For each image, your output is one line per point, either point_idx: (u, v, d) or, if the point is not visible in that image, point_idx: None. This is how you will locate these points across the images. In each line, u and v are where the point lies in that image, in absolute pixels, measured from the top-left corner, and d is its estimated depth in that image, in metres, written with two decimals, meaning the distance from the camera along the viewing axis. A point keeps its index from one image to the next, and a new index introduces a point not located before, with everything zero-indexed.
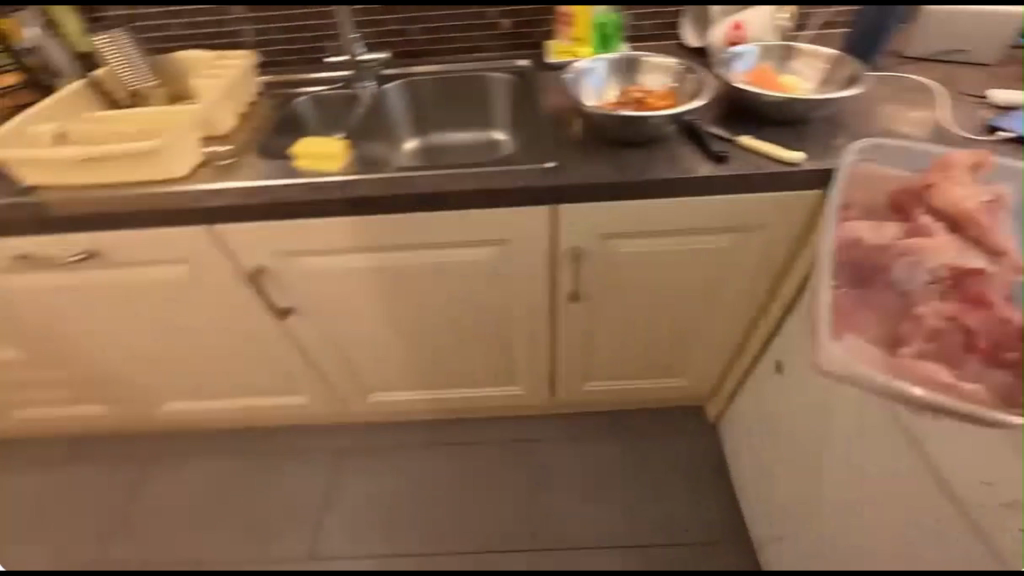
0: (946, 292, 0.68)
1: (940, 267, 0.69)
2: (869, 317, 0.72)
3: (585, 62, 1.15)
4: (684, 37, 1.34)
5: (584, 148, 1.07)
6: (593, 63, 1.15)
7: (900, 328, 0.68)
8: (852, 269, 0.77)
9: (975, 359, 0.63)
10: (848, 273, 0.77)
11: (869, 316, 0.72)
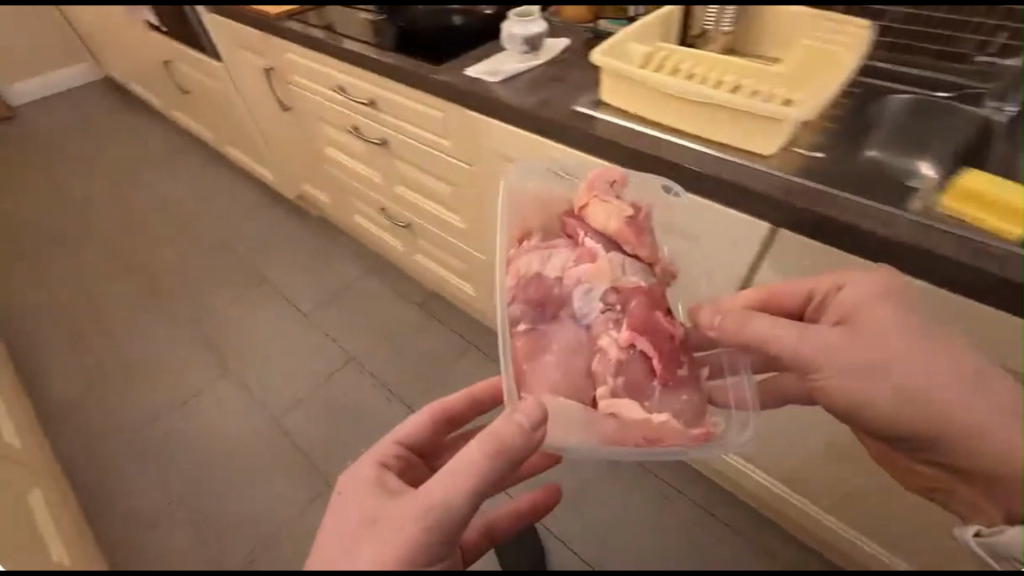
0: (637, 347, 0.58)
1: (613, 291, 0.60)
2: (567, 355, 0.58)
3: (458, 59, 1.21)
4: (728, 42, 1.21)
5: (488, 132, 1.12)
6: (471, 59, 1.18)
7: (591, 365, 0.57)
8: (529, 296, 0.59)
9: (660, 385, 0.58)
10: (537, 292, 0.59)
11: (551, 361, 0.57)
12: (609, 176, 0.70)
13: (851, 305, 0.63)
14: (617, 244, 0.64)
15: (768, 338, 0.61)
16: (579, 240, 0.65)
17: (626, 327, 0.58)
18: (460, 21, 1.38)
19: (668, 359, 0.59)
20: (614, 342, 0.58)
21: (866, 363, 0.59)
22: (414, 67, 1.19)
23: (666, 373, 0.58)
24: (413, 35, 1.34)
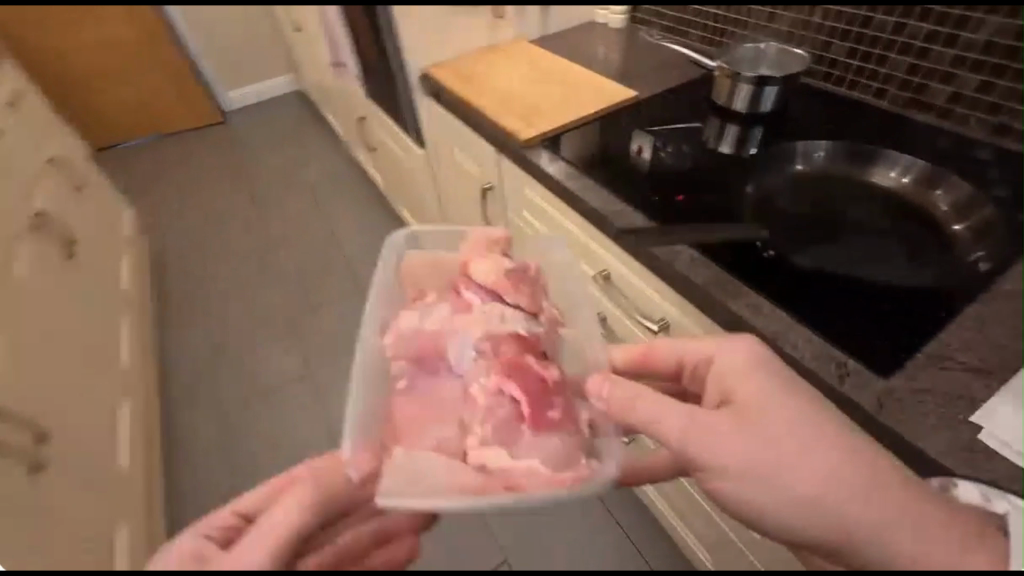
0: (500, 401, 0.49)
1: (486, 344, 0.51)
2: (440, 428, 0.50)
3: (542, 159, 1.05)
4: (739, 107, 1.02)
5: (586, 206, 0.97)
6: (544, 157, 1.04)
7: (463, 440, 0.49)
8: (411, 360, 0.52)
9: (529, 430, 0.48)
10: (413, 346, 0.52)
11: (427, 432, 0.49)
12: (525, 267, 0.58)
13: (728, 383, 0.60)
14: (499, 295, 0.55)
15: (653, 420, 0.56)
16: (461, 293, 0.56)
17: (491, 387, 0.49)
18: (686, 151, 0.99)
19: (538, 401, 0.49)
20: (480, 392, 0.49)
21: (741, 455, 0.53)
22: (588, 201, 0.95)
23: (535, 414, 0.49)
24: (704, 212, 0.87)
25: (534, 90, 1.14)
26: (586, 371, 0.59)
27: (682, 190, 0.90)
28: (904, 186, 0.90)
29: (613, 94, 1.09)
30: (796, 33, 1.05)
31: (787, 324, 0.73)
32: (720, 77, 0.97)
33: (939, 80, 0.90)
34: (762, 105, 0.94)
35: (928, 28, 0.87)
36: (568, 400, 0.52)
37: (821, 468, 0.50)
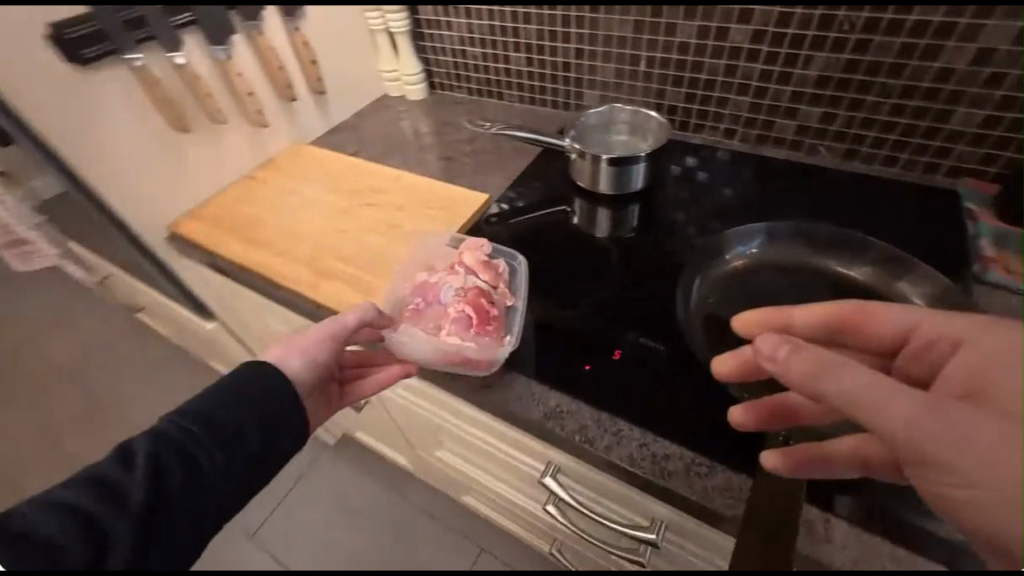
0: (464, 312, 0.63)
1: (464, 290, 0.65)
2: (425, 326, 0.65)
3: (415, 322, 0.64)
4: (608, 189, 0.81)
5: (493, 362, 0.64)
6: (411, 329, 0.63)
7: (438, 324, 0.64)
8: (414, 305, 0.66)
9: (475, 334, 0.61)
10: (423, 286, 0.68)
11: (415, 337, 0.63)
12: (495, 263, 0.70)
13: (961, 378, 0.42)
14: (476, 272, 0.67)
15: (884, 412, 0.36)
16: (457, 267, 0.68)
17: (462, 298, 0.64)
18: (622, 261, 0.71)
19: (484, 317, 0.62)
20: (455, 308, 0.63)
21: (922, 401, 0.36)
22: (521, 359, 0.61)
23: (477, 324, 0.62)
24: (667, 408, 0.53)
25: (344, 218, 0.82)
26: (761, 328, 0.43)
27: (613, 346, 0.59)
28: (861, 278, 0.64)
29: (463, 199, 0.82)
30: (631, 87, 0.93)
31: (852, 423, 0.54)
32: (577, 161, 0.80)
33: (785, 116, 0.82)
34: (633, 184, 0.80)
35: (761, 70, 0.79)
36: (507, 322, 0.64)
37: (1002, 450, 0.34)
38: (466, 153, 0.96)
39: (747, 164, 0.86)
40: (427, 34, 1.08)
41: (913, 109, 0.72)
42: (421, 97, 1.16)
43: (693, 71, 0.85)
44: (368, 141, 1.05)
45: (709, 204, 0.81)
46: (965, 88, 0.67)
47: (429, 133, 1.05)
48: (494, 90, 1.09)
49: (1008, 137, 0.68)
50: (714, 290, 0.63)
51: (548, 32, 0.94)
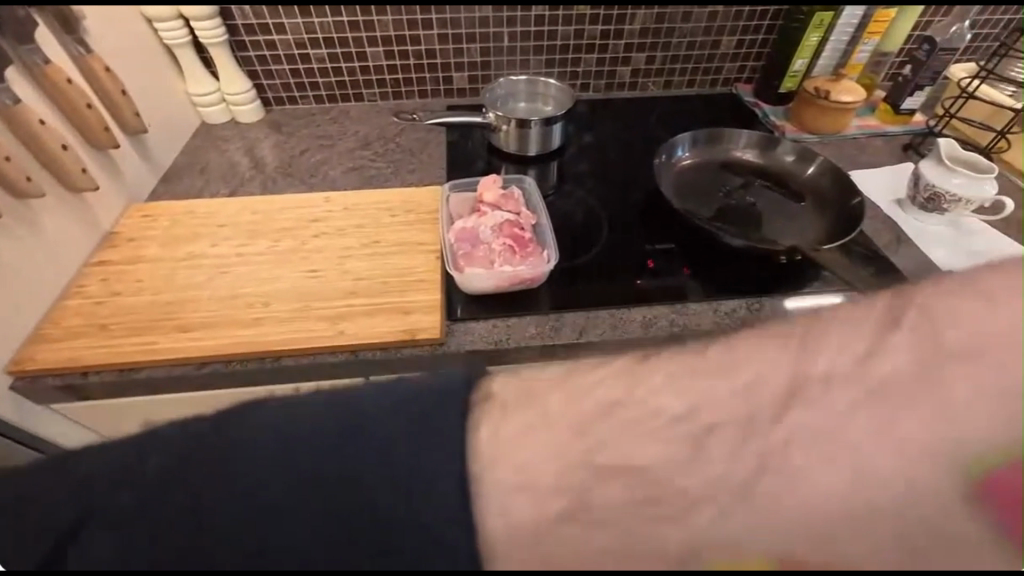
0: (507, 245, 0.64)
1: (499, 227, 0.66)
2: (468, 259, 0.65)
3: (453, 269, 0.64)
4: (533, 149, 0.89)
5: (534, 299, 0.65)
6: (463, 274, 0.62)
7: (481, 259, 0.64)
8: (459, 244, 0.66)
9: (523, 262, 0.63)
10: (459, 231, 0.67)
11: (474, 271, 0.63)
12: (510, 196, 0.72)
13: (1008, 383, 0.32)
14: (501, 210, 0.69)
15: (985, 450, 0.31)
16: (482, 208, 0.69)
17: (500, 235, 0.66)
18: (591, 203, 0.82)
19: (525, 247, 0.65)
20: (499, 244, 0.64)
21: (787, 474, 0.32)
22: (564, 291, 0.65)
23: (521, 251, 0.64)
24: (711, 282, 0.66)
25: (292, 259, 0.67)
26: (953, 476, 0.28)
27: (642, 256, 0.71)
28: (753, 158, 0.88)
29: (419, 194, 0.76)
30: (497, 63, 1.01)
31: (790, 233, 0.75)
32: (503, 130, 0.86)
33: (622, 64, 1.04)
34: (553, 142, 0.90)
35: (602, 30, 0.98)
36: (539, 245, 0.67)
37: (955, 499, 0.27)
38: (371, 157, 0.89)
39: (608, 109, 1.07)
40: (249, 42, 0.92)
41: (700, 43, 1.02)
42: (257, 119, 0.99)
43: (549, 39, 0.99)
44: (231, 176, 0.85)
45: (606, 145, 0.98)
46: (725, 23, 0.99)
47: (305, 151, 0.91)
48: (350, 92, 1.01)
49: (751, 52, 1.04)
50: (676, 188, 0.82)
51: (405, 21, 0.93)
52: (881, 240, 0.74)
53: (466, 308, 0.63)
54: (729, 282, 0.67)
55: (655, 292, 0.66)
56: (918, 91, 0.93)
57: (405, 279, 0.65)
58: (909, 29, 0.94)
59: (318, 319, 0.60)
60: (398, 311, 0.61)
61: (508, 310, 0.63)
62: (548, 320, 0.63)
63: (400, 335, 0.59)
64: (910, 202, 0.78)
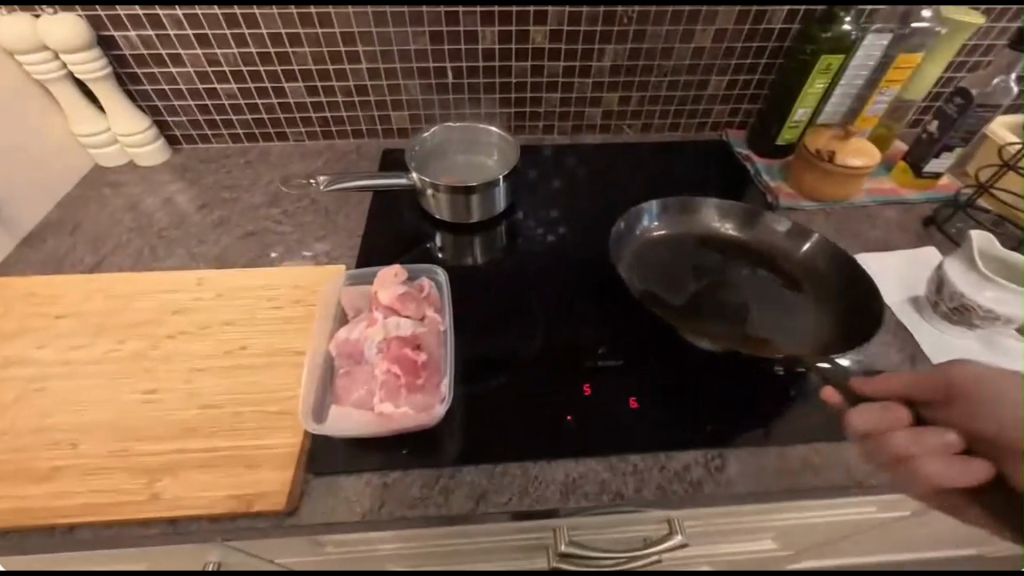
0: (392, 371, 0.49)
1: (386, 343, 0.51)
2: (345, 386, 0.50)
3: (323, 405, 0.50)
4: (471, 214, 0.74)
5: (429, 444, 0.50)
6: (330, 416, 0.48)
7: (359, 390, 0.50)
8: (339, 365, 0.52)
9: (410, 398, 0.48)
10: (340, 343, 0.53)
11: (345, 411, 0.48)
12: (418, 289, 0.58)
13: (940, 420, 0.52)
14: (398, 314, 0.54)
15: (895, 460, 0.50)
16: (373, 311, 0.54)
17: (386, 355, 0.51)
18: (531, 290, 0.68)
19: (417, 373, 0.50)
20: (381, 369, 0.49)
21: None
22: (468, 434, 0.51)
23: (411, 381, 0.49)
24: (661, 427, 0.51)
25: (130, 371, 0.53)
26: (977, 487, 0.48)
27: (580, 378, 0.56)
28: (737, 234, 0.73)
29: (314, 279, 0.62)
30: (441, 101, 0.86)
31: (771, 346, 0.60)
32: (433, 195, 0.71)
33: (591, 106, 0.88)
34: (496, 207, 0.75)
35: (564, 67, 0.82)
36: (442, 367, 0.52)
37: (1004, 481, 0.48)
38: (278, 220, 0.75)
39: (575, 155, 0.91)
40: (142, 75, 0.78)
41: (683, 83, 0.86)
42: (165, 157, 0.85)
43: (502, 76, 0.83)
44: (105, 241, 0.71)
45: (565, 206, 0.83)
46: (713, 61, 0.83)
47: (204, 206, 0.77)
48: (271, 131, 0.87)
49: (745, 94, 0.88)
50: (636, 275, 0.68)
51: (327, 53, 0.78)
52: (890, 360, 0.58)
53: (336, 458, 0.49)
54: (684, 428, 0.51)
55: (586, 439, 0.51)
56: (947, 152, 0.76)
57: (263, 411, 0.50)
58: (939, 75, 0.78)
59: (134, 473, 0.46)
60: (241, 465, 0.47)
61: (390, 461, 0.49)
62: (439, 477, 0.48)
63: (234, 505, 0.45)
64: (931, 307, 0.61)
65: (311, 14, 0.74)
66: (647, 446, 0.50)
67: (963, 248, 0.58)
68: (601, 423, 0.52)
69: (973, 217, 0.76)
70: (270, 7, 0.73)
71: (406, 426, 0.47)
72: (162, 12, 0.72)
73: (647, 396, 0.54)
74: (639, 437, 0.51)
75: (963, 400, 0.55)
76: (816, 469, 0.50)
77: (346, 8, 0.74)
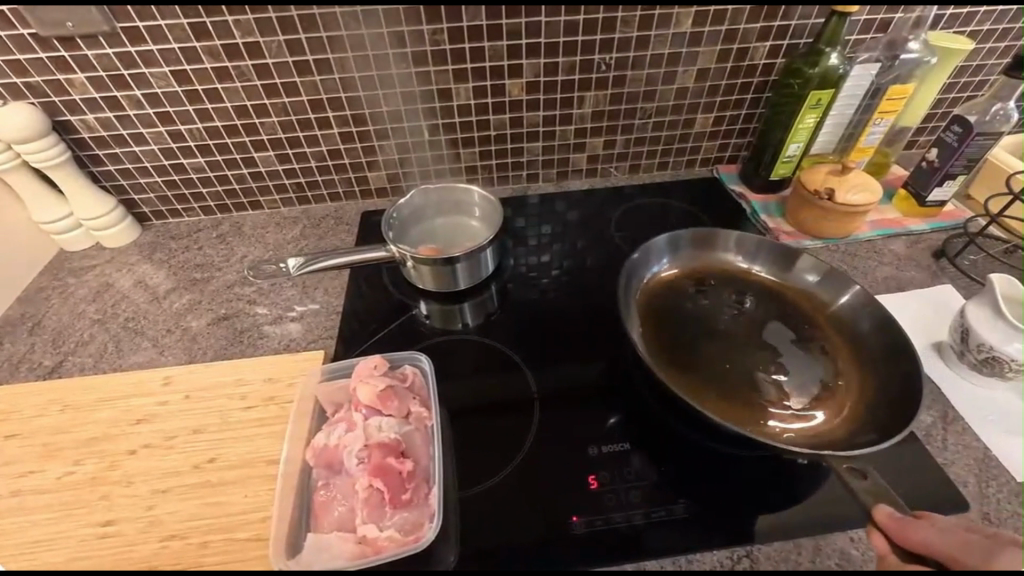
0: (374, 487, 0.44)
1: (368, 452, 0.46)
2: (325, 504, 0.45)
3: (299, 530, 0.45)
4: (456, 282, 0.70)
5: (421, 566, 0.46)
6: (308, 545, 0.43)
7: (338, 508, 0.45)
8: (317, 479, 0.47)
9: (397, 517, 0.43)
10: (317, 452, 0.48)
11: (325, 540, 0.43)
12: (401, 379, 0.53)
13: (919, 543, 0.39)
14: (380, 412, 0.49)
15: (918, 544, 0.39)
16: (353, 410, 0.50)
17: (367, 464, 0.45)
18: (523, 359, 0.63)
19: (401, 482, 0.45)
20: (362, 485, 0.44)
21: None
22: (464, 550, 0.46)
23: (395, 497, 0.44)
24: (675, 522, 0.47)
25: (85, 499, 0.48)
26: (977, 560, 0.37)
27: (584, 470, 0.51)
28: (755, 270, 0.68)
29: (290, 370, 0.57)
30: (420, 159, 0.83)
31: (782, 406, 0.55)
32: (415, 268, 0.67)
33: (575, 151, 0.85)
34: (483, 270, 0.71)
35: (543, 116, 0.79)
36: (430, 473, 0.47)
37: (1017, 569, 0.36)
38: (251, 301, 0.71)
39: (563, 201, 0.88)
40: (104, 155, 0.74)
41: (668, 123, 0.83)
42: (133, 237, 0.81)
43: (479, 130, 0.80)
44: (68, 336, 0.67)
45: (558, 260, 0.79)
46: (697, 100, 0.80)
47: (174, 290, 0.73)
48: (245, 201, 0.84)
49: (732, 129, 0.84)
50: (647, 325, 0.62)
51: (295, 120, 0.75)
52: (921, 422, 0.53)
53: None
54: (700, 524, 0.47)
55: (593, 547, 0.46)
56: (949, 180, 0.72)
57: (231, 538, 0.45)
58: (933, 99, 0.74)
59: None
60: None
61: None
62: None
63: None
64: (957, 357, 0.57)
65: (276, 84, 0.71)
66: (661, 548, 0.46)
67: (985, 293, 0.54)
68: (607, 525, 0.47)
69: (985, 247, 0.72)
70: (232, 81, 0.70)
71: (394, 555, 0.41)
72: (119, 94, 0.69)
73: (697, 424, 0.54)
74: (653, 541, 0.46)
75: (1005, 465, 0.50)
76: (854, 564, 0.44)
77: (312, 75, 0.71)
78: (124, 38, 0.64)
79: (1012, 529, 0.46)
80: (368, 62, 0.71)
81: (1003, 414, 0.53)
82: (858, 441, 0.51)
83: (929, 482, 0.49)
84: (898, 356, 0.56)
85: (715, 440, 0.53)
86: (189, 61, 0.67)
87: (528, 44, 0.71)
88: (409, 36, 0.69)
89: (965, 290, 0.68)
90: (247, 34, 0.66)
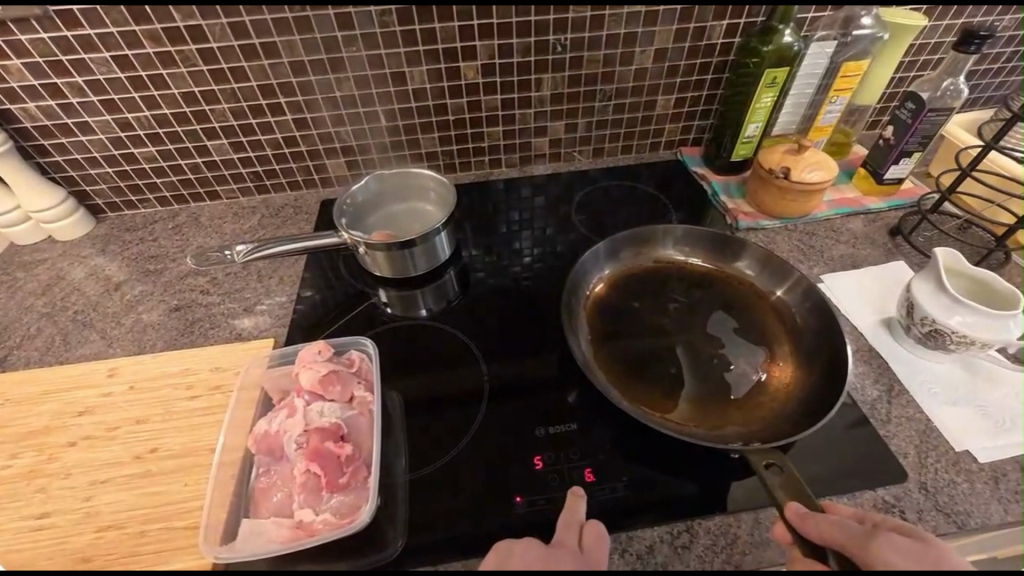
0: (311, 471, 0.44)
1: (307, 437, 0.46)
2: (265, 492, 0.45)
3: (239, 517, 0.45)
4: (415, 269, 0.69)
5: (363, 550, 0.45)
6: (245, 532, 0.43)
7: (277, 496, 0.44)
8: (258, 468, 0.47)
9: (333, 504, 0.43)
10: (258, 439, 0.47)
11: (262, 528, 0.43)
12: (347, 365, 0.53)
13: (822, 536, 0.38)
14: (322, 399, 0.49)
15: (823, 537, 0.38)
16: (296, 397, 0.49)
17: (305, 450, 0.45)
18: (477, 344, 0.63)
19: (339, 468, 0.44)
20: (299, 469, 0.44)
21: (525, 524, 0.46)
22: (407, 533, 0.46)
23: (331, 483, 0.43)
24: (618, 501, 0.47)
25: (22, 492, 0.47)
26: (877, 550, 0.36)
27: (530, 451, 0.51)
28: (701, 262, 0.69)
29: (237, 359, 0.56)
30: (379, 146, 0.82)
31: (730, 385, 0.56)
32: (368, 254, 0.66)
33: (537, 136, 0.85)
34: (439, 255, 0.70)
35: (502, 100, 0.78)
36: (370, 459, 0.47)
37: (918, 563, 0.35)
38: (205, 291, 0.70)
39: (528, 186, 0.87)
40: (49, 146, 0.72)
41: (629, 105, 0.82)
42: (86, 229, 0.80)
43: (437, 115, 0.79)
44: (15, 330, 0.66)
45: (520, 245, 0.78)
46: (657, 81, 0.79)
47: (126, 282, 0.72)
48: (201, 191, 0.82)
49: (694, 111, 0.84)
50: (597, 321, 0.63)
51: (246, 107, 0.73)
52: (866, 396, 0.54)
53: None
54: (642, 501, 0.47)
55: (538, 528, 0.46)
56: (906, 157, 0.72)
57: (169, 526, 0.45)
58: (889, 75, 0.74)
59: None
60: None
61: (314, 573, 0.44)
62: None
63: None
64: (904, 331, 0.57)
65: (223, 69, 0.69)
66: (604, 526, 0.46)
67: (929, 267, 0.54)
68: (550, 504, 0.48)
69: (940, 224, 0.73)
70: (177, 66, 0.68)
71: (328, 537, 0.41)
72: (60, 81, 0.67)
73: (644, 404, 0.55)
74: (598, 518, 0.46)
75: (946, 435, 0.50)
76: None
77: (259, 59, 0.69)
78: (59, 23, 0.62)
79: (946, 496, 0.46)
80: (317, 45, 0.69)
81: (948, 388, 0.54)
82: (796, 427, 0.52)
83: (874, 455, 0.49)
84: (830, 338, 0.57)
85: (661, 420, 0.53)
86: (130, 46, 0.65)
87: (480, 25, 0.69)
88: (357, 18, 0.67)
89: (919, 266, 0.68)
90: (188, 17, 0.64)
